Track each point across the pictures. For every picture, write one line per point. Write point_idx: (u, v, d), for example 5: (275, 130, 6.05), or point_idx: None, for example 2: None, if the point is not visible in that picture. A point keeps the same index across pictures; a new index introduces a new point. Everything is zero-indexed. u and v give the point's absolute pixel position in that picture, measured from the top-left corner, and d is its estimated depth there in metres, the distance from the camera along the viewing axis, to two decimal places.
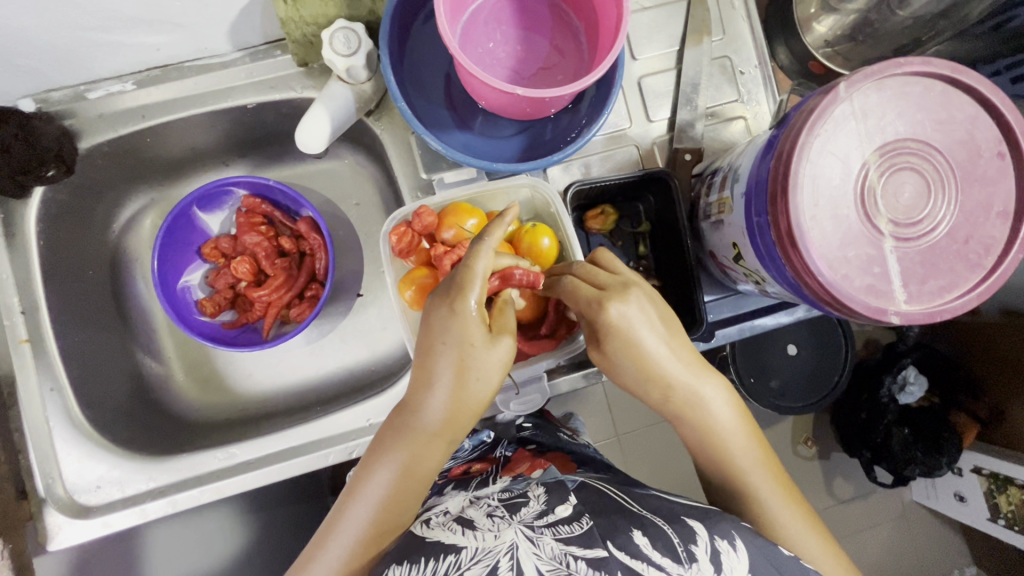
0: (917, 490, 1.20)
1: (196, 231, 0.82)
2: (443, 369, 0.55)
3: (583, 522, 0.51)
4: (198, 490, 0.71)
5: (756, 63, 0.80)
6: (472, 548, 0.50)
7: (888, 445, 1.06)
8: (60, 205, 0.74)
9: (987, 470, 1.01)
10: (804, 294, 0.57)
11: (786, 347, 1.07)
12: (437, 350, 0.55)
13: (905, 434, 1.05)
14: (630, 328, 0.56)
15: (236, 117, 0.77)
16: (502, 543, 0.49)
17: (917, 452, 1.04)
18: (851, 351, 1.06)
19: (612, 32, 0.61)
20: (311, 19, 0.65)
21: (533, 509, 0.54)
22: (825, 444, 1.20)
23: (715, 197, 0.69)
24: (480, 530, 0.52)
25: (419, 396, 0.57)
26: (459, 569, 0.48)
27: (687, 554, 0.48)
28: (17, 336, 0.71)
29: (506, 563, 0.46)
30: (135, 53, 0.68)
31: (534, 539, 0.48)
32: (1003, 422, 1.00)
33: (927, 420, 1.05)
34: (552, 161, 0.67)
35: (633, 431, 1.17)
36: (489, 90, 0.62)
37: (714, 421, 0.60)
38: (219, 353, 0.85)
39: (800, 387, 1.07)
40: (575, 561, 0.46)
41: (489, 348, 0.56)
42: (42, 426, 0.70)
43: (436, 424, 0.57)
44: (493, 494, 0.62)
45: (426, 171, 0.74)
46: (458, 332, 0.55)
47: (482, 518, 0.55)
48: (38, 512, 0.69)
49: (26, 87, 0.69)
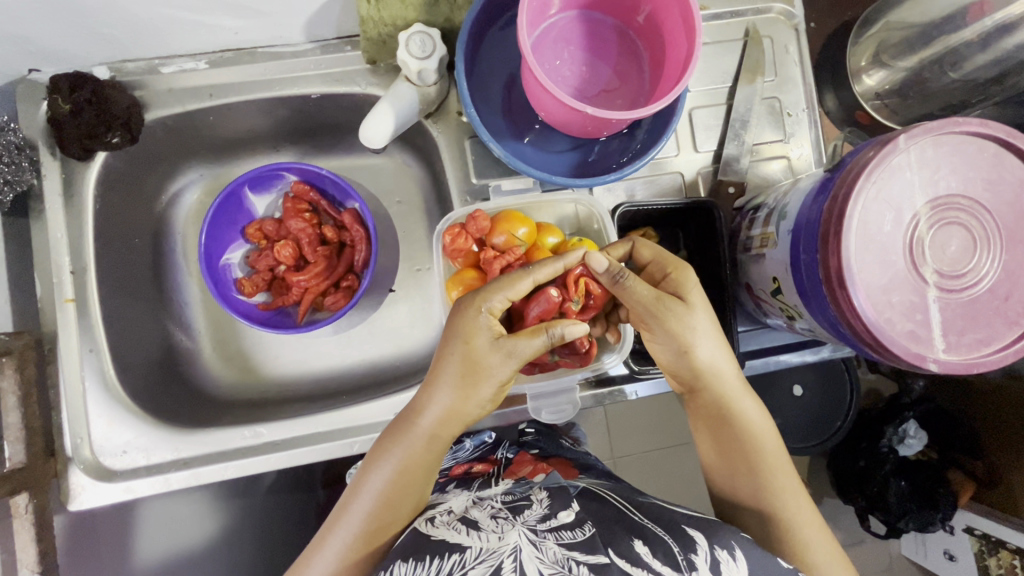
0: (907, 545, 1.20)
1: (243, 211, 0.84)
2: (445, 375, 0.58)
3: (585, 528, 0.51)
4: (223, 465, 0.70)
5: (804, 106, 0.82)
6: (475, 548, 0.50)
7: (884, 494, 1.08)
8: (118, 170, 0.76)
9: (980, 531, 1.00)
10: (844, 333, 0.58)
11: (794, 388, 1.08)
12: (444, 347, 0.58)
13: (902, 486, 1.06)
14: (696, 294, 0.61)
15: (298, 105, 0.79)
16: (506, 545, 0.49)
17: (912, 506, 1.05)
18: (855, 394, 1.08)
19: (680, 63, 0.63)
20: (390, 21, 0.67)
21: (536, 512, 0.54)
22: (818, 485, 1.22)
23: (757, 231, 0.71)
24: (484, 531, 0.53)
25: (420, 399, 0.60)
26: (463, 567, 0.48)
27: (687, 562, 0.48)
28: (63, 295, 0.71)
29: (509, 564, 0.46)
30: (213, 35, 0.70)
31: (537, 543, 0.48)
32: (998, 484, 0.99)
33: (926, 474, 1.06)
34: (606, 181, 0.68)
35: (632, 455, 1.18)
36: (553, 104, 0.63)
37: (750, 421, 0.64)
38: (249, 332, 0.86)
39: (805, 427, 1.09)
40: (577, 566, 0.46)
41: (494, 357, 0.56)
42: (76, 385, 0.70)
43: (430, 426, 0.59)
44: (495, 496, 0.63)
45: (478, 177, 0.77)
46: (464, 329, 0.57)
47: (486, 519, 0.55)
48: (62, 470, 0.68)
49: (104, 55, 0.71)
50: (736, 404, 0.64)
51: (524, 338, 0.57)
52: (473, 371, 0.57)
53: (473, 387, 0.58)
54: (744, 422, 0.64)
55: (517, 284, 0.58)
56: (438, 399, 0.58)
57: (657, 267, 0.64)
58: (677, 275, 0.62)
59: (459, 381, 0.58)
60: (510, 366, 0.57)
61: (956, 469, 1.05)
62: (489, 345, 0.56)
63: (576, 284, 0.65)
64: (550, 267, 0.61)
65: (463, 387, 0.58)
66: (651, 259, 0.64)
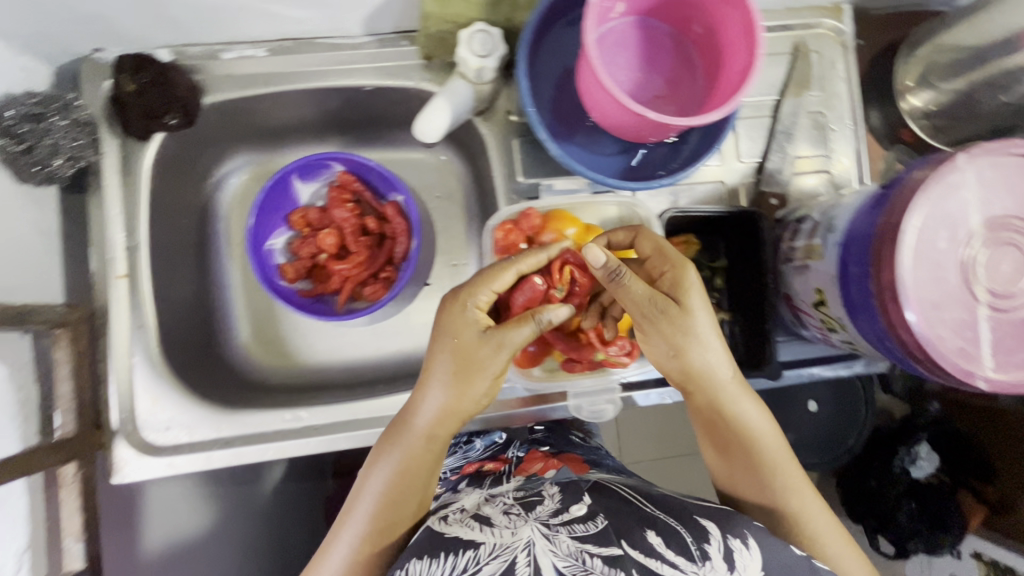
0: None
1: (288, 198, 0.85)
2: (438, 370, 0.60)
3: (598, 520, 0.51)
4: (262, 447, 0.71)
5: (849, 122, 0.83)
6: (489, 544, 0.50)
7: (896, 515, 1.09)
8: (173, 152, 0.77)
9: (987, 557, 0.97)
10: (891, 347, 0.59)
11: (809, 402, 1.10)
12: (436, 346, 0.60)
13: (912, 507, 1.07)
14: (694, 296, 0.59)
15: (350, 97, 0.81)
16: (519, 539, 0.49)
17: (921, 527, 1.06)
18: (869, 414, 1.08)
19: (737, 74, 0.64)
20: (452, 18, 0.68)
21: (548, 507, 0.55)
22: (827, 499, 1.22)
23: (801, 243, 0.72)
24: (497, 527, 0.53)
25: (415, 398, 0.62)
26: (477, 563, 0.49)
27: (700, 552, 0.48)
28: (116, 271, 0.72)
29: (523, 558, 0.47)
30: (276, 23, 0.72)
31: (550, 536, 0.49)
32: (1008, 511, 0.95)
33: (936, 497, 1.05)
34: (658, 185, 0.69)
35: (647, 461, 1.18)
36: (614, 105, 0.63)
37: (749, 419, 0.62)
38: (287, 317, 0.87)
39: (817, 444, 1.10)
40: (591, 558, 0.47)
41: (486, 348, 0.58)
42: (124, 360, 0.71)
43: (427, 426, 0.61)
44: (507, 492, 0.63)
45: (525, 175, 0.78)
46: (454, 326, 0.59)
47: (499, 515, 0.56)
48: (107, 442, 0.70)
49: (168, 38, 0.72)
50: (733, 406, 0.62)
51: (512, 326, 0.57)
52: (467, 363, 0.59)
53: (468, 382, 0.59)
54: (743, 420, 0.62)
55: (500, 276, 0.60)
56: (434, 398, 0.60)
57: (656, 265, 0.62)
58: (672, 274, 0.60)
59: (451, 374, 0.59)
60: (501, 357, 0.58)
61: (968, 493, 1.02)
62: (479, 337, 0.58)
63: (561, 272, 0.65)
64: (530, 258, 0.62)
65: (456, 381, 0.59)
66: (649, 253, 0.63)
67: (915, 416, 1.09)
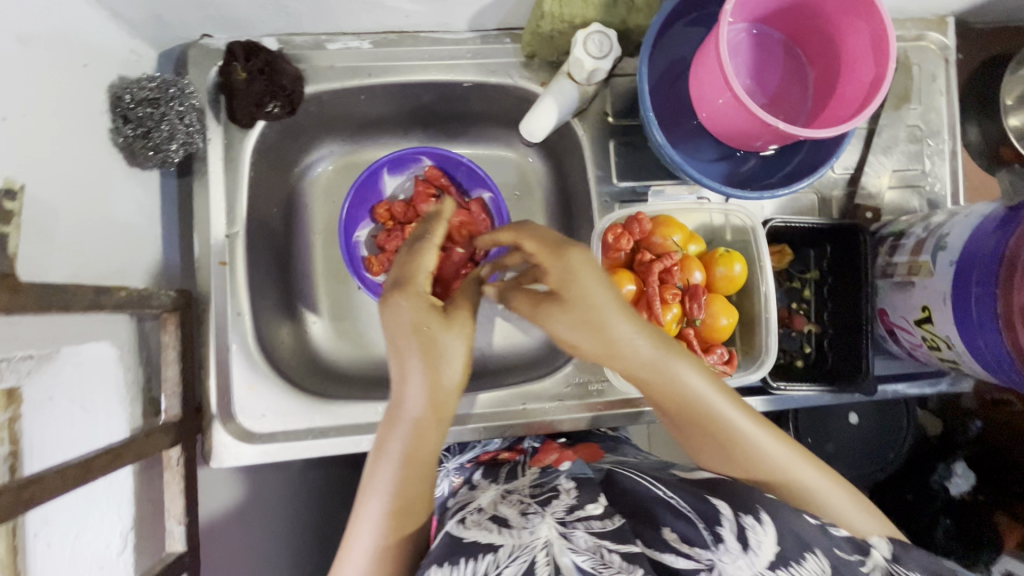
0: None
1: (375, 191, 0.85)
2: (416, 365, 0.59)
3: (615, 519, 0.50)
4: (358, 437, 0.72)
5: (945, 137, 0.82)
6: (508, 546, 0.48)
7: (930, 531, 0.98)
8: (271, 140, 0.77)
9: None
10: (1013, 370, 0.58)
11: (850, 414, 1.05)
12: (399, 342, 0.59)
13: (950, 526, 0.96)
14: (585, 272, 0.56)
15: (446, 91, 0.80)
16: (537, 539, 0.47)
17: (957, 549, 0.94)
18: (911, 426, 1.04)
19: (861, 87, 0.63)
20: (568, 18, 0.67)
21: (564, 502, 0.53)
22: None
23: (903, 259, 0.71)
24: (516, 528, 0.50)
25: (398, 390, 0.60)
26: (497, 566, 0.46)
27: (713, 536, 0.47)
28: (217, 257, 0.72)
29: (543, 559, 0.45)
30: (385, 16, 0.72)
31: (567, 535, 0.47)
32: None
33: (974, 515, 0.95)
34: (773, 197, 0.67)
35: None
36: (736, 111, 0.62)
37: (691, 394, 0.58)
38: (367, 309, 0.88)
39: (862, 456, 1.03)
40: (609, 554, 0.46)
41: (444, 330, 0.60)
42: (223, 346, 0.72)
43: (417, 413, 0.59)
44: (524, 487, 0.60)
45: (619, 178, 0.78)
46: (411, 317, 0.60)
47: (516, 516, 0.52)
48: (206, 427, 0.70)
49: (277, 26, 0.72)
50: (673, 383, 0.58)
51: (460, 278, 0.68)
52: (431, 350, 0.59)
53: (437, 366, 0.58)
54: (690, 395, 0.58)
55: (421, 259, 0.64)
56: (417, 389, 0.59)
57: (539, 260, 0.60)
58: (558, 265, 0.57)
59: (427, 365, 0.59)
60: (458, 333, 0.60)
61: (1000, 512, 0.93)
62: (442, 323, 0.60)
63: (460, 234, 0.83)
64: (427, 250, 0.65)
65: (430, 369, 0.59)
66: (536, 246, 0.60)
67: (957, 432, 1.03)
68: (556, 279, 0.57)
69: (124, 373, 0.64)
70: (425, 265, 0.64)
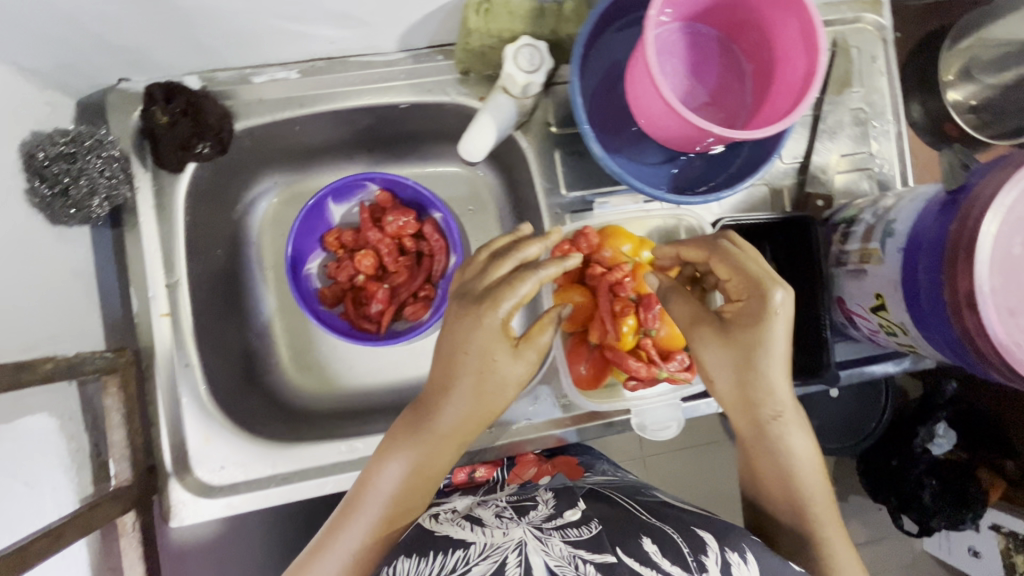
0: (930, 543, 1.21)
1: (322, 220, 0.82)
2: (463, 383, 0.60)
3: (592, 525, 0.52)
4: (321, 481, 0.70)
5: (890, 118, 0.81)
6: (479, 545, 0.51)
7: (918, 497, 1.05)
8: (206, 181, 0.75)
9: (1006, 528, 1.00)
10: (964, 354, 0.58)
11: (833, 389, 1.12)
12: (459, 360, 0.59)
13: (934, 486, 1.03)
14: (774, 324, 0.55)
15: (384, 115, 0.78)
16: (509, 541, 0.50)
17: (944, 506, 1.02)
18: (889, 398, 1.12)
19: (795, 82, 0.62)
20: (496, 33, 0.66)
21: (542, 512, 0.56)
22: (848, 484, 1.23)
23: (855, 247, 0.71)
24: (488, 527, 0.55)
25: (435, 401, 0.61)
26: (467, 563, 0.49)
27: (696, 563, 0.48)
28: (158, 309, 0.70)
29: (514, 559, 0.48)
30: (310, 44, 0.69)
31: (542, 539, 0.50)
32: None
33: (957, 473, 1.02)
34: (711, 198, 0.68)
35: (668, 453, 1.17)
36: (668, 115, 0.61)
37: (795, 450, 0.60)
38: (327, 341, 0.86)
39: (840, 428, 1.13)
40: (583, 563, 0.46)
41: (508, 363, 0.60)
42: (173, 400, 0.70)
43: (446, 430, 0.61)
44: (501, 496, 0.65)
45: (568, 189, 0.77)
46: (482, 343, 0.59)
47: (489, 517, 0.57)
48: (162, 485, 0.68)
49: (198, 64, 0.69)
50: (786, 437, 0.60)
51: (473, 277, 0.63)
52: (484, 380, 0.60)
53: (479, 399, 0.60)
54: (790, 452, 0.60)
55: (498, 270, 0.61)
56: (453, 411, 0.60)
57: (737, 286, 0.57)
58: (753, 298, 0.56)
59: (477, 390, 0.60)
60: (517, 365, 0.60)
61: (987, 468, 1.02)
62: (507, 355, 0.60)
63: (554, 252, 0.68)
64: (509, 263, 0.61)
65: (478, 394, 0.60)
66: (728, 278, 0.58)
67: (934, 396, 1.07)
68: (727, 316, 0.58)
69: (65, 443, 0.61)
70: (528, 290, 0.59)
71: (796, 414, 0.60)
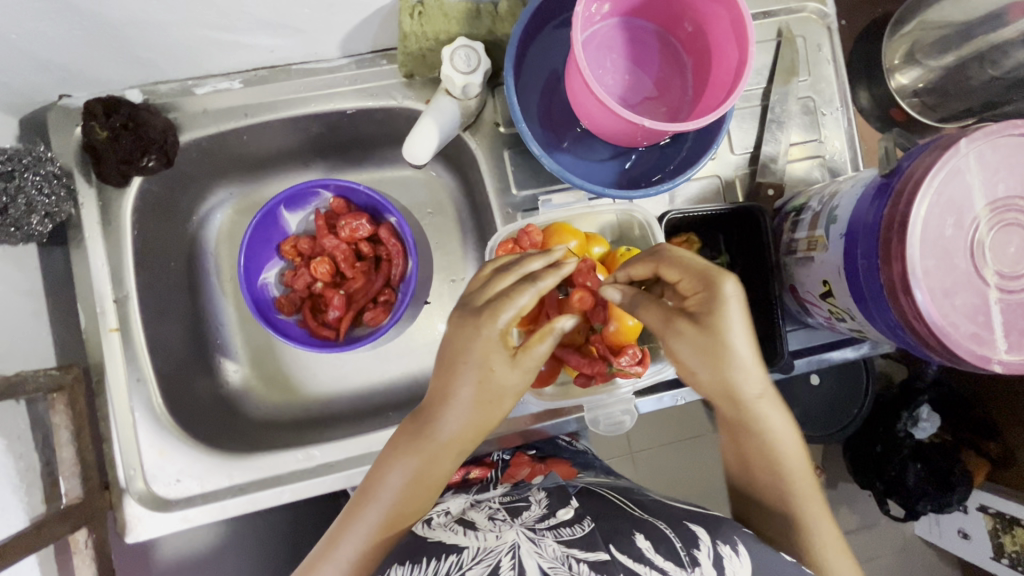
0: (920, 526, 1.21)
1: (278, 229, 0.82)
2: (464, 392, 0.56)
3: (584, 524, 0.50)
4: (278, 489, 0.70)
5: (838, 104, 0.82)
6: (473, 548, 0.48)
7: (902, 479, 1.04)
8: (154, 194, 0.75)
9: (993, 509, 1.01)
10: (905, 337, 0.59)
11: (811, 377, 1.08)
12: (459, 368, 0.56)
13: (919, 470, 1.03)
14: (730, 312, 0.53)
15: (333, 121, 0.78)
16: (503, 544, 0.47)
17: (929, 489, 1.03)
18: (870, 380, 1.07)
19: (729, 73, 0.62)
20: (432, 35, 0.67)
21: (535, 513, 0.53)
22: (835, 471, 1.21)
23: (802, 234, 0.72)
24: (481, 531, 0.51)
25: (435, 408, 0.57)
26: (460, 568, 0.46)
27: (689, 557, 0.47)
28: (107, 324, 0.70)
29: (508, 562, 0.45)
30: (249, 54, 0.69)
31: (535, 540, 0.47)
32: (1014, 464, 0.97)
33: (940, 456, 1.03)
34: (657, 192, 0.67)
35: (649, 449, 1.17)
36: (603, 111, 0.62)
37: (773, 431, 0.59)
38: (288, 350, 0.85)
39: (823, 418, 1.08)
40: (578, 563, 0.44)
41: (510, 374, 0.56)
42: (126, 414, 0.70)
43: (447, 439, 0.57)
44: (494, 497, 0.61)
45: (518, 189, 0.77)
46: (480, 354, 0.55)
47: (483, 519, 0.54)
48: (117, 501, 0.68)
49: (138, 78, 0.69)
50: (763, 417, 0.59)
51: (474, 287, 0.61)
52: (484, 389, 0.56)
53: (482, 407, 0.56)
54: (768, 432, 0.59)
55: (500, 284, 0.58)
56: (456, 417, 0.57)
57: (688, 285, 0.56)
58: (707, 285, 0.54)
59: (478, 398, 0.56)
60: (519, 375, 0.56)
61: (970, 449, 1.03)
62: (507, 364, 0.56)
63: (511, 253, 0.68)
64: (510, 280, 0.58)
65: (479, 402, 0.56)
66: (682, 277, 0.57)
67: (914, 379, 1.06)
68: (694, 308, 0.55)
69: (13, 462, 0.60)
70: (525, 305, 0.55)
71: (771, 396, 0.59)
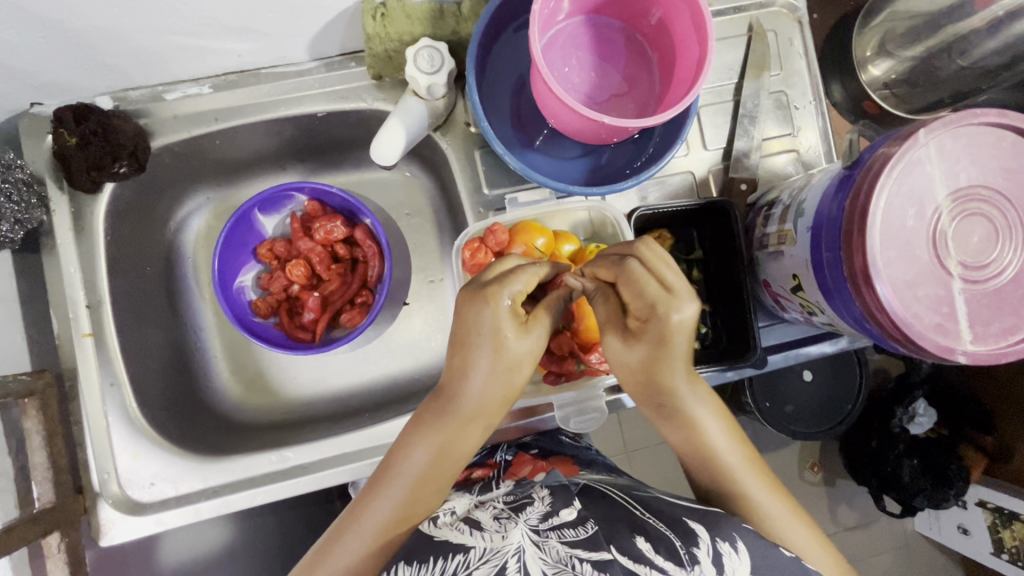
0: (919, 523, 1.18)
1: (253, 231, 0.83)
2: (480, 362, 0.58)
3: (588, 525, 0.48)
4: (253, 492, 0.70)
5: (811, 98, 0.82)
6: (479, 549, 0.47)
7: (898, 475, 1.02)
8: (128, 200, 0.75)
9: (991, 504, 0.99)
10: (871, 329, 0.58)
11: (803, 372, 1.04)
12: (473, 340, 0.58)
13: (915, 465, 1.02)
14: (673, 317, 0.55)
15: (304, 124, 0.78)
16: (509, 545, 0.46)
17: (926, 484, 1.01)
18: (864, 376, 1.04)
19: (692, 67, 0.62)
20: (396, 36, 0.67)
21: (538, 509, 0.51)
22: (833, 469, 1.19)
23: (773, 228, 0.71)
24: (487, 531, 0.50)
25: (456, 381, 0.59)
26: (467, 569, 0.45)
27: (689, 556, 0.47)
28: (80, 330, 0.71)
29: (513, 564, 0.45)
30: (218, 59, 0.70)
31: (540, 543, 0.46)
32: (1011, 458, 0.96)
33: (937, 452, 1.01)
34: (623, 187, 0.67)
35: (645, 447, 1.16)
36: (565, 109, 0.62)
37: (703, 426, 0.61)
38: (266, 353, 0.86)
39: (816, 413, 1.04)
40: (581, 563, 0.44)
41: (521, 341, 0.58)
42: (100, 419, 0.70)
43: (469, 410, 0.59)
44: (498, 496, 0.59)
45: (489, 188, 0.77)
46: (493, 324, 0.57)
47: (488, 519, 0.52)
48: (91, 506, 0.68)
49: (107, 86, 0.70)
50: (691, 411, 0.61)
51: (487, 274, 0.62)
52: (500, 358, 0.58)
53: (497, 377, 0.59)
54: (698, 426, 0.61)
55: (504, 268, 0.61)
56: (475, 389, 0.59)
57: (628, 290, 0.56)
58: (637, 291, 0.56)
59: (497, 367, 0.58)
60: (532, 342, 0.59)
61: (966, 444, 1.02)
62: (519, 331, 0.58)
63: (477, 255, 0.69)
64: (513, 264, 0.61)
65: (496, 370, 0.58)
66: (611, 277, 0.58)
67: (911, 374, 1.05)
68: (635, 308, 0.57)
69: None
70: (529, 279, 0.58)
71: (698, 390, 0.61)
